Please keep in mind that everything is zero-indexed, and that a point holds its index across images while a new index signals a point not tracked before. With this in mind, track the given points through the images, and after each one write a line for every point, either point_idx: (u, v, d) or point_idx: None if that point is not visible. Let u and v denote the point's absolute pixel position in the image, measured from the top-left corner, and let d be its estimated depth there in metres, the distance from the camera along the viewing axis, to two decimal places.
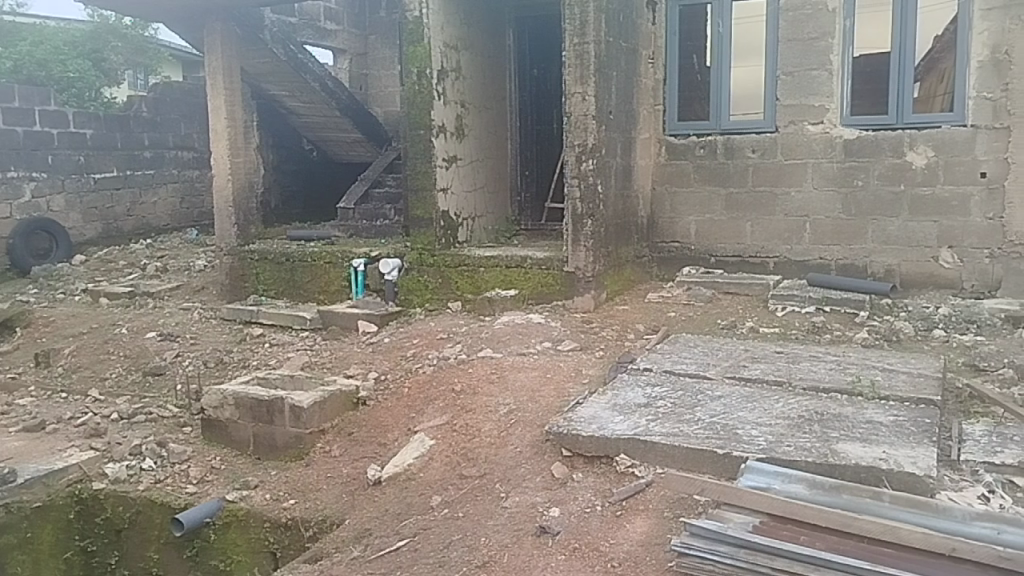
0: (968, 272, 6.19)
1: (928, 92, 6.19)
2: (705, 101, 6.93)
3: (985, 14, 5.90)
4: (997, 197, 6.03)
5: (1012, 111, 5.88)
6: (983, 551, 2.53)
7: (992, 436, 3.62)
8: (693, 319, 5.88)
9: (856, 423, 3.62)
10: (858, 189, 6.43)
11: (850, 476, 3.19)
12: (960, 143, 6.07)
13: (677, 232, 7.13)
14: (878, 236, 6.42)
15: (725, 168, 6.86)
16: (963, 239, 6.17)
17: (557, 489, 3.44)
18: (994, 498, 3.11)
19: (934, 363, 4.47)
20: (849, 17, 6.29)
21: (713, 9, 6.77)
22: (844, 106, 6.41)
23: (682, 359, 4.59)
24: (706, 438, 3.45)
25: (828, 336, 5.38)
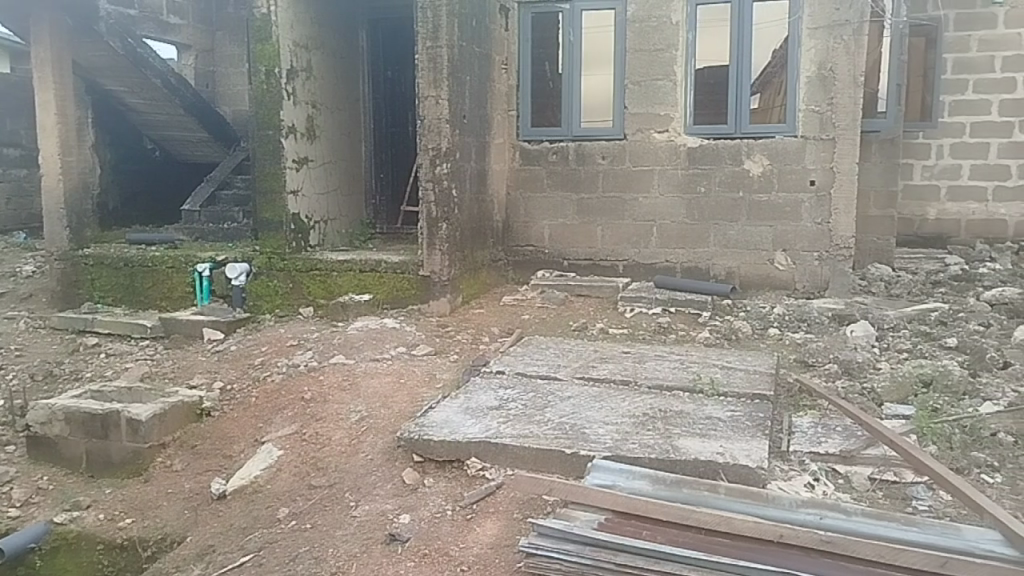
0: (800, 273, 6.58)
1: (763, 104, 6.55)
2: (557, 108, 7.09)
3: (812, 32, 6.28)
4: (824, 204, 6.45)
5: (837, 124, 6.31)
6: (807, 536, 2.69)
7: (819, 428, 3.87)
8: (546, 321, 5.98)
9: (697, 420, 3.78)
10: (701, 195, 6.73)
11: (690, 471, 3.32)
12: (791, 153, 6.47)
13: (532, 236, 7.24)
14: (719, 240, 6.74)
15: (576, 174, 7.03)
16: (796, 243, 6.56)
17: (408, 495, 3.41)
18: (819, 485, 3.34)
19: (768, 361, 4.73)
20: (691, 31, 6.59)
21: (564, 19, 6.93)
22: (687, 115, 6.71)
23: (534, 361, 4.66)
24: (555, 439, 3.51)
25: (673, 336, 5.60)
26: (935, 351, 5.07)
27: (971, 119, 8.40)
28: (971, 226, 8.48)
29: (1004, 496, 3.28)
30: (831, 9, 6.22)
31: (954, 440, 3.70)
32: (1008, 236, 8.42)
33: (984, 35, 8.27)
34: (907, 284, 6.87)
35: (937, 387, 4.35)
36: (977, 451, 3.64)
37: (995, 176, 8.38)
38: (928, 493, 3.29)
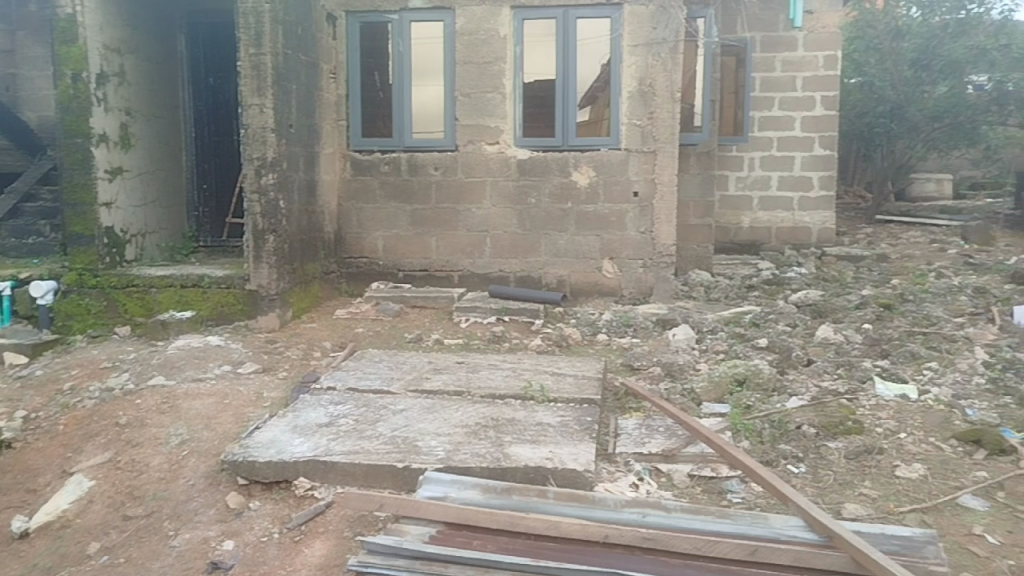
0: (626, 280, 6.85)
1: (591, 118, 6.77)
2: (388, 118, 7.04)
3: (632, 49, 6.58)
4: (647, 213, 6.75)
5: (657, 137, 6.62)
6: (631, 534, 2.79)
7: (643, 429, 4.04)
8: (380, 334, 5.92)
9: (527, 426, 3.85)
10: (531, 206, 6.87)
11: (520, 478, 3.38)
12: (615, 165, 6.72)
13: (365, 248, 7.15)
14: (550, 249, 6.91)
15: (409, 184, 7.01)
16: (622, 252, 6.83)
17: (232, 520, 3.27)
18: (642, 484, 3.49)
19: (597, 366, 4.90)
20: (518, 45, 6.74)
21: (393, 29, 6.91)
22: (517, 128, 6.83)
23: (366, 375, 4.59)
24: (387, 453, 3.48)
25: (507, 344, 5.68)
26: (748, 350, 5.41)
27: (777, 134, 9.04)
28: (779, 234, 9.17)
29: (807, 484, 3.54)
30: (648, 28, 6.54)
31: (764, 434, 3.96)
32: (812, 242, 9.14)
33: (786, 57, 8.92)
34: (724, 288, 7.30)
35: (750, 384, 4.65)
36: (784, 444, 3.91)
37: (799, 187, 9.07)
38: (741, 485, 3.49)
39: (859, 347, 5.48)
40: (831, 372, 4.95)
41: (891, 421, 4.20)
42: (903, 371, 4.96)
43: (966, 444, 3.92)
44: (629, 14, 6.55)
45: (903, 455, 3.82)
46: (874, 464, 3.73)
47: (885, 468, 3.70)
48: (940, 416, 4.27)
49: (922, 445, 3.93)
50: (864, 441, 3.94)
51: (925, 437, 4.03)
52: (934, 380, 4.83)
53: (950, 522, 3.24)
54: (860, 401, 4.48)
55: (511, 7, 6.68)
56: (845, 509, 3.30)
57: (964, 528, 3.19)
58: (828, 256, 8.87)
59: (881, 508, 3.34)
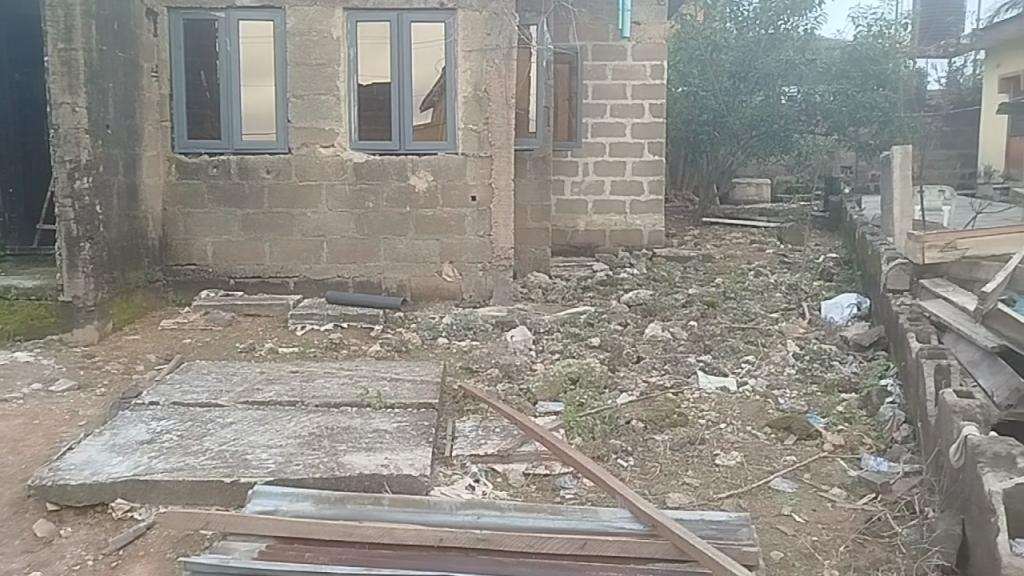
0: (466, 284, 6.89)
1: (428, 122, 6.75)
2: (215, 120, 6.77)
3: (467, 55, 6.64)
4: (485, 217, 6.82)
5: (493, 142, 6.72)
6: (465, 537, 2.82)
7: (479, 430, 4.08)
8: (210, 344, 5.67)
9: (363, 434, 3.80)
10: (369, 210, 6.80)
11: (355, 486, 3.33)
12: (453, 169, 6.75)
13: (193, 254, 6.85)
14: (389, 254, 6.86)
15: (239, 188, 6.77)
16: (461, 256, 6.86)
17: (39, 549, 3.01)
18: (478, 485, 3.54)
19: (435, 369, 4.90)
20: (352, 47, 6.66)
21: (219, 27, 6.65)
22: (352, 131, 6.74)
23: (193, 388, 4.38)
24: (214, 469, 3.35)
25: (345, 351, 5.59)
26: (582, 349, 5.58)
27: (610, 140, 9.37)
28: (613, 236, 9.51)
29: (635, 477, 3.69)
30: (482, 34, 6.64)
31: (596, 430, 4.10)
32: (643, 244, 9.53)
33: (616, 66, 9.26)
34: (561, 290, 7.50)
35: (583, 382, 4.80)
36: (615, 438, 4.06)
37: (631, 192, 9.45)
38: (573, 481, 3.59)
39: (685, 343, 5.77)
40: (658, 368, 5.18)
41: (712, 412, 4.46)
42: (724, 365, 5.27)
43: (778, 431, 4.22)
44: (462, 20, 6.61)
45: (723, 444, 4.06)
46: (696, 454, 3.94)
47: (705, 457, 3.92)
48: (756, 405, 4.57)
49: (739, 434, 4.19)
50: (687, 432, 4.16)
51: (742, 426, 4.30)
52: (751, 371, 5.17)
53: (762, 505, 3.47)
54: (684, 394, 4.72)
55: (343, 9, 6.59)
56: (669, 499, 3.46)
57: (775, 509, 3.43)
58: (658, 257, 9.30)
59: (702, 496, 3.53)
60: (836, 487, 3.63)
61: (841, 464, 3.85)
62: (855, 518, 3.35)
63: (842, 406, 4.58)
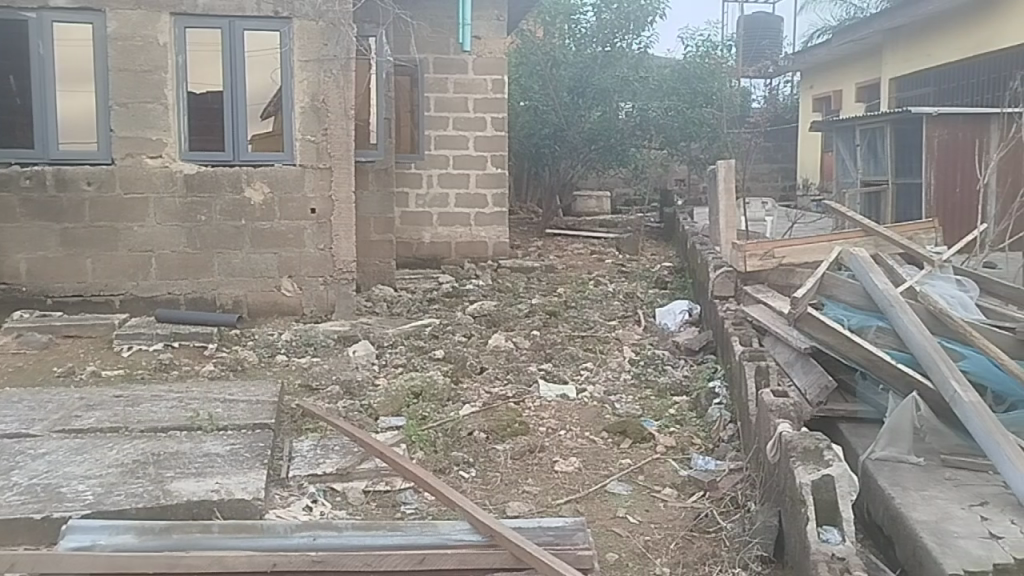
0: (306, 298, 6.73)
1: (265, 132, 6.56)
2: (28, 127, 6.28)
3: (303, 65, 6.50)
4: (325, 230, 6.68)
5: (332, 153, 6.60)
6: (299, 559, 2.74)
7: (318, 449, 3.99)
8: (23, 370, 5.25)
9: (193, 458, 3.63)
10: (201, 223, 6.52)
11: (183, 514, 3.17)
12: (290, 180, 6.57)
13: (4, 272, 6.35)
14: (223, 269, 6.59)
15: (57, 201, 6.33)
16: (301, 269, 6.69)
17: None
18: (316, 505, 3.46)
19: (272, 388, 4.74)
20: (180, 54, 6.37)
21: (30, 28, 6.18)
22: (182, 141, 6.45)
23: (0, 419, 4.04)
24: (23, 505, 3.10)
25: (175, 372, 5.31)
26: (425, 362, 5.56)
27: (453, 152, 9.42)
28: (458, 248, 9.54)
29: (477, 488, 3.71)
30: (318, 45, 6.52)
31: (438, 443, 4.10)
32: (488, 255, 9.62)
33: (458, 79, 9.33)
34: (405, 303, 7.45)
35: (425, 396, 4.78)
36: (456, 451, 4.06)
37: (475, 204, 9.52)
38: (414, 496, 3.57)
39: (527, 352, 5.86)
40: (501, 377, 5.24)
41: (552, 420, 4.55)
42: (564, 373, 5.39)
43: (614, 435, 4.36)
44: (298, 29, 6.48)
45: (562, 450, 4.15)
46: (535, 462, 4.01)
47: (545, 464, 4.00)
48: (593, 411, 4.69)
49: (578, 439, 4.30)
50: (528, 440, 4.22)
51: (581, 432, 4.40)
52: (590, 378, 5.31)
53: (599, 508, 3.57)
54: (525, 403, 4.80)
55: (171, 13, 6.30)
56: (509, 508, 3.50)
57: (610, 512, 3.53)
58: (503, 268, 9.42)
59: (541, 503, 3.59)
60: (668, 487, 3.78)
61: (672, 464, 4.03)
62: (684, 516, 3.50)
63: (673, 408, 4.79)
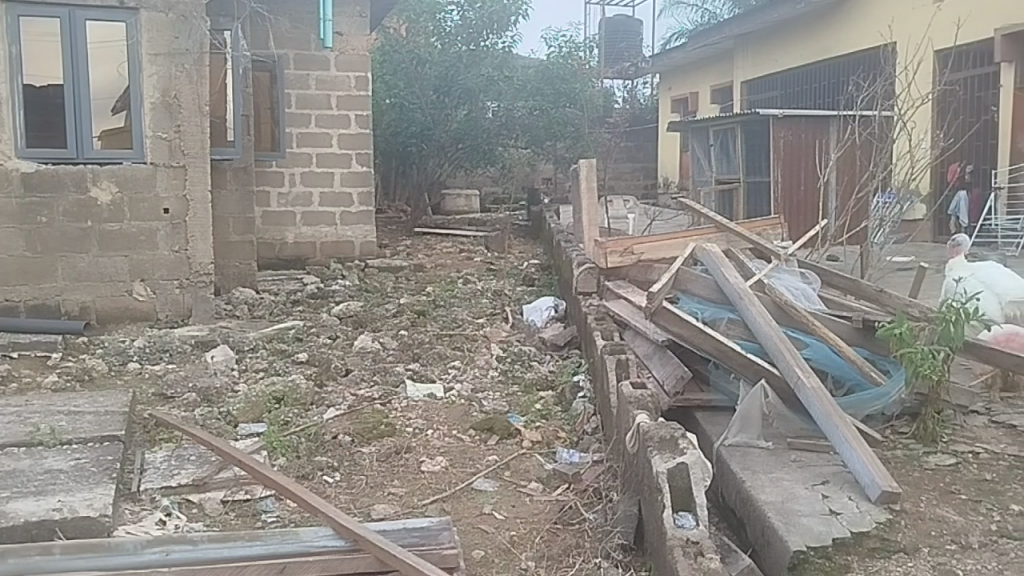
0: (161, 303, 6.43)
1: (112, 129, 6.22)
2: None
3: (152, 58, 6.21)
4: (180, 231, 6.39)
5: (185, 151, 6.33)
6: None
7: (172, 460, 3.82)
8: None
9: (32, 476, 3.40)
10: (42, 225, 6.11)
11: (20, 537, 2.96)
12: (141, 180, 6.25)
13: None
14: (68, 273, 6.20)
15: None
16: (154, 272, 6.38)
17: None
18: (171, 519, 3.31)
19: (122, 398, 4.49)
20: (14, 44, 5.95)
21: None
22: (18, 137, 6.03)
23: None
24: None
25: (15, 385, 4.96)
26: (287, 366, 5.41)
27: (316, 150, 9.22)
28: (323, 248, 9.34)
29: (341, 492, 3.65)
30: (167, 37, 6.24)
31: (301, 449, 4.00)
32: (355, 255, 9.48)
33: (320, 75, 9.14)
34: (267, 305, 7.23)
35: (288, 401, 4.66)
36: (320, 455, 3.98)
37: (340, 203, 9.36)
38: (275, 503, 3.48)
39: (393, 353, 5.81)
40: (367, 379, 5.16)
41: (419, 421, 4.52)
42: (431, 372, 5.37)
43: (482, 432, 4.38)
44: (145, 21, 6.18)
45: (429, 450, 4.13)
46: (402, 463, 3.97)
47: (411, 465, 3.97)
48: (460, 410, 4.70)
49: (445, 438, 4.30)
50: (394, 442, 4.18)
51: (448, 431, 4.40)
52: (457, 377, 5.32)
53: (465, 506, 3.58)
54: (392, 404, 4.75)
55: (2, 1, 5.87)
56: (374, 511, 3.45)
57: (476, 509, 3.55)
58: (371, 268, 9.30)
59: (406, 504, 3.56)
60: (533, 482, 3.84)
61: (537, 459, 4.08)
62: (549, 509, 3.56)
63: (539, 404, 4.86)
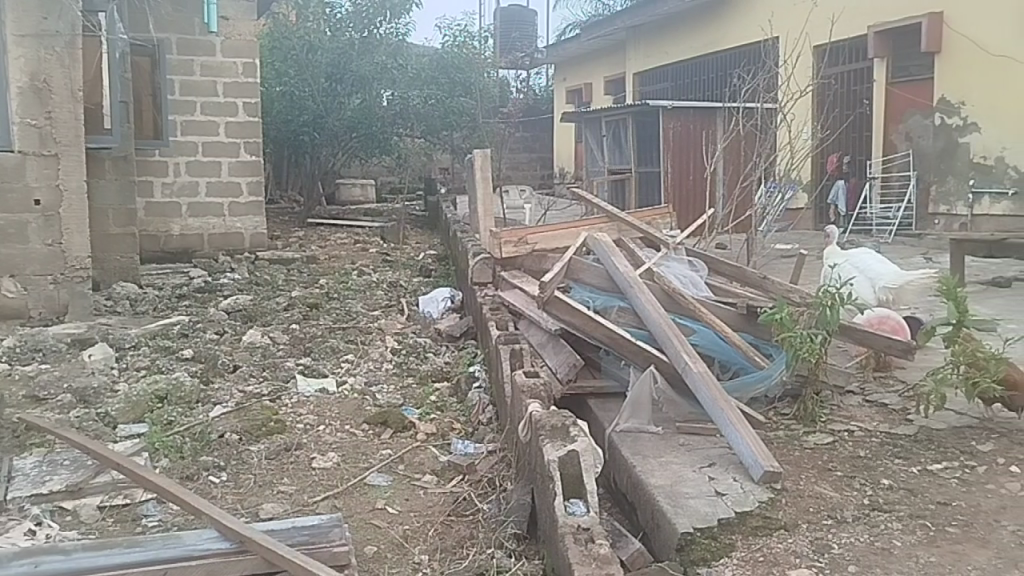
0: (33, 299, 6.05)
1: None
2: None
3: (19, 40, 5.84)
4: (54, 224, 6.06)
5: (57, 139, 6.01)
6: None
7: (43, 466, 3.61)
8: None
9: None
10: None
11: None
12: (8, 169, 5.89)
13: None
14: None
15: None
16: (25, 267, 6.02)
17: None
18: (41, 529, 3.12)
19: None
20: None
21: None
22: None
23: None
24: None
25: None
26: (171, 363, 5.20)
27: (202, 138, 8.88)
28: (211, 240, 9.03)
29: (227, 493, 3.53)
30: (36, 18, 5.87)
31: (185, 449, 3.85)
32: (245, 247, 9.21)
33: (205, 61, 8.81)
34: (151, 301, 6.94)
35: (171, 400, 4.49)
36: (206, 455, 3.85)
37: (228, 193, 9.05)
38: (158, 507, 3.35)
39: (284, 347, 5.67)
40: (257, 375, 5.02)
41: (310, 416, 4.42)
42: (323, 366, 5.26)
43: (375, 426, 4.32)
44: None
45: (320, 446, 4.05)
46: (291, 460, 3.88)
47: (301, 462, 3.88)
48: (353, 404, 4.62)
49: (337, 434, 4.22)
50: (285, 439, 4.08)
51: (340, 426, 4.32)
52: (351, 370, 5.23)
53: (357, 502, 3.52)
54: (282, 400, 4.63)
55: None
56: (262, 510, 3.36)
57: (369, 504, 3.50)
58: (261, 260, 9.06)
59: (296, 502, 3.48)
60: (427, 474, 3.81)
61: (431, 451, 4.05)
62: (443, 502, 3.54)
63: (434, 395, 4.83)
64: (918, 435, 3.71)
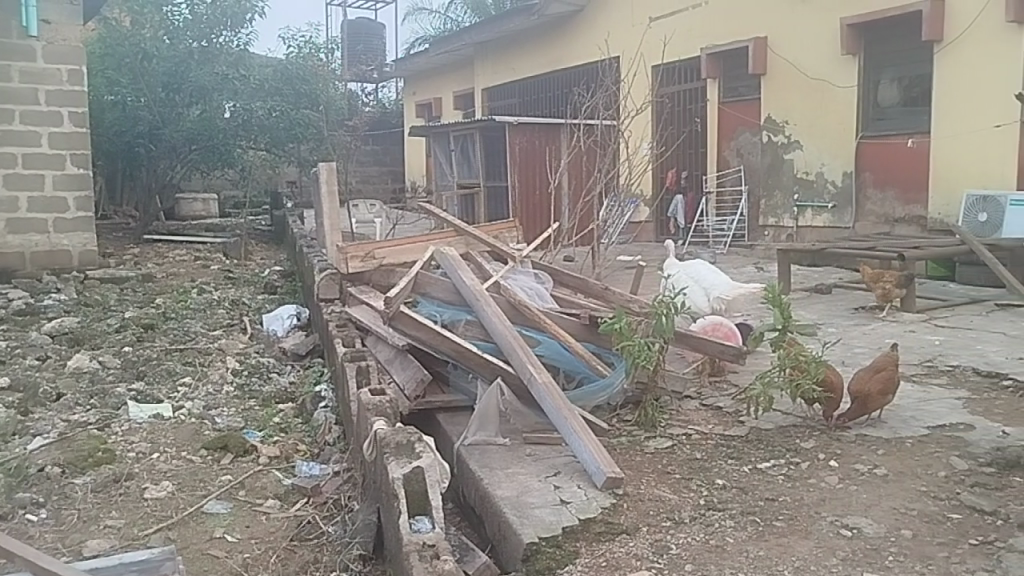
0: None
1: None
2: None
3: None
4: None
5: None
6: None
7: None
8: None
9: None
10: None
11: None
12: None
13: None
14: None
15: None
16: None
17: None
18: None
19: None
20: None
21: None
22: None
23: None
24: None
25: None
26: None
27: (22, 149, 8.27)
28: (34, 259, 8.40)
29: (47, 531, 3.27)
30: None
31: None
32: (73, 266, 8.63)
33: (24, 67, 8.22)
34: None
35: None
36: (23, 492, 3.55)
37: (53, 209, 8.46)
38: None
39: (114, 372, 5.33)
40: (84, 404, 4.69)
41: (143, 444, 4.18)
42: (158, 391, 4.99)
43: (214, 452, 4.13)
44: None
45: (154, 475, 3.83)
46: (121, 492, 3.65)
47: (132, 493, 3.66)
48: (190, 429, 4.40)
49: (172, 461, 4.00)
50: (113, 469, 3.84)
51: (176, 453, 4.10)
52: (188, 395, 4.98)
53: (194, 532, 3.35)
54: (111, 428, 4.36)
55: None
56: (86, 548, 3.13)
57: (206, 534, 3.33)
58: (91, 279, 8.50)
59: (125, 536, 3.27)
60: (269, 499, 3.67)
61: (274, 474, 3.92)
62: (286, 526, 3.42)
63: (278, 417, 4.68)
64: (749, 436, 3.91)
